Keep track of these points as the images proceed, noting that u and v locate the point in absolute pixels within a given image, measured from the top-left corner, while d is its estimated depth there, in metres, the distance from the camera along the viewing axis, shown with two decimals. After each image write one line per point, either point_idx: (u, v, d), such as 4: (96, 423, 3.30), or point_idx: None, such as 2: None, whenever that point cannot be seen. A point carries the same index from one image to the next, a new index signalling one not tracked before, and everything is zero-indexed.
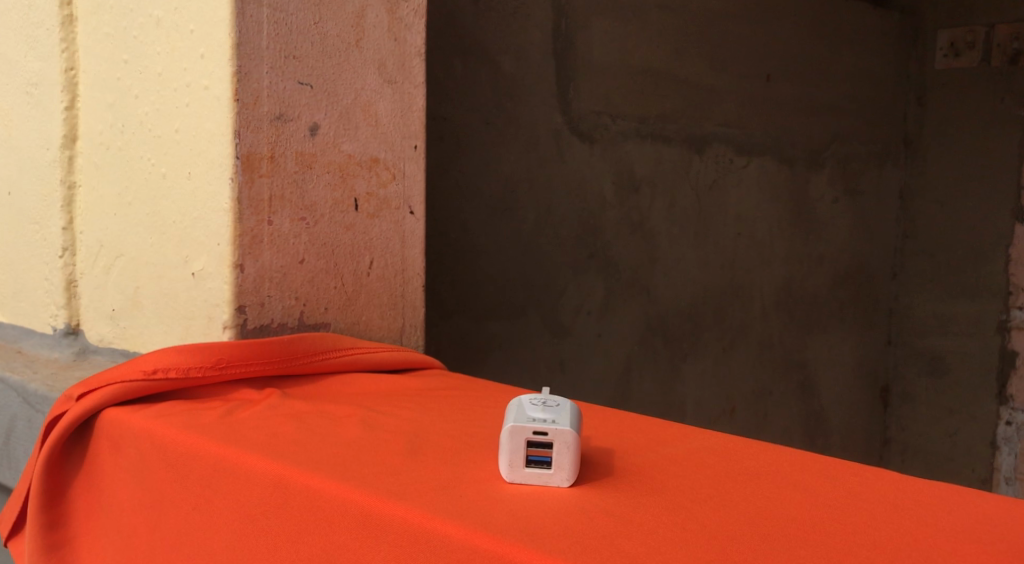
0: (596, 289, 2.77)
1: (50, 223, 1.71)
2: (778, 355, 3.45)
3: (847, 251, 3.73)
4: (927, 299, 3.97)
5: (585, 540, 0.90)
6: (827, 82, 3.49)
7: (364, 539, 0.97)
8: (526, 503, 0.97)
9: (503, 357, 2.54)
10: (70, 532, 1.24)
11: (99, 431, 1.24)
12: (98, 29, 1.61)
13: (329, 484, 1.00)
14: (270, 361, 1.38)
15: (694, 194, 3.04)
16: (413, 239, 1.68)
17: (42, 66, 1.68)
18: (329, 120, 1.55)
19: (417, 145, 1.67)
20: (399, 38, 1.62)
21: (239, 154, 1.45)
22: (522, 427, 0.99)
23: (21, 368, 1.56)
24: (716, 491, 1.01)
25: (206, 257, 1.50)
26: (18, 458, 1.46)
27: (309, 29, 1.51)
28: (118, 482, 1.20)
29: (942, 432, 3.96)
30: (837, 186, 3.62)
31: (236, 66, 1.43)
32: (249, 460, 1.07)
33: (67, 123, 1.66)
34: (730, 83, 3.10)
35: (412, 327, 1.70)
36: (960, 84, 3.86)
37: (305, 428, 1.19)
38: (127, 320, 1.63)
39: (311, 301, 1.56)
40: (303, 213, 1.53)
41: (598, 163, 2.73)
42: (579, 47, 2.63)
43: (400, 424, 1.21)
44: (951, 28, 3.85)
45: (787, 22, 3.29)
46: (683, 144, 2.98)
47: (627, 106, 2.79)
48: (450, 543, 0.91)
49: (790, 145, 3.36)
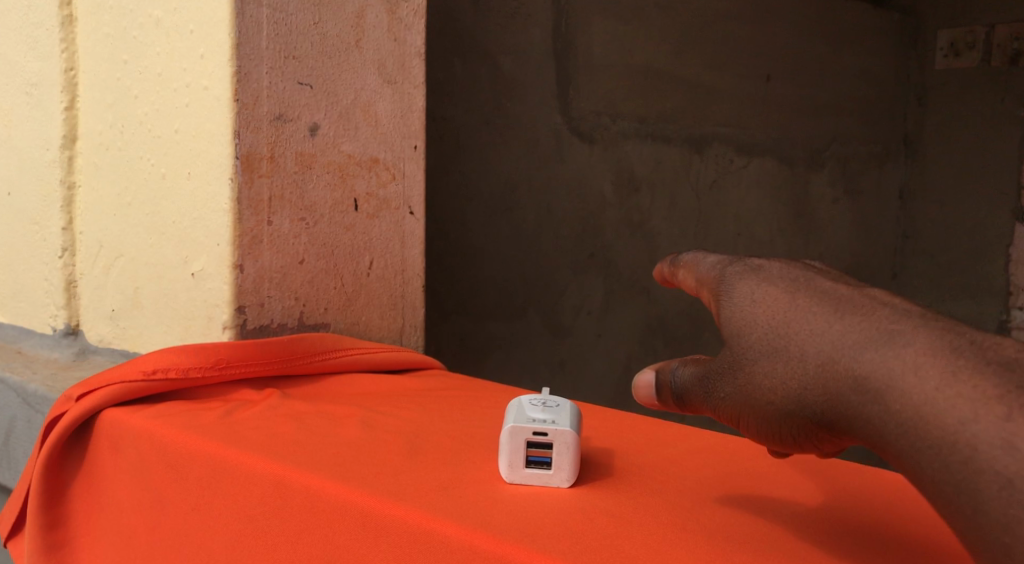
0: (596, 289, 2.77)
1: (50, 223, 1.71)
2: None
3: (847, 251, 3.73)
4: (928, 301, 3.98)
5: (586, 540, 0.89)
6: (827, 83, 3.48)
7: (364, 539, 0.96)
8: (526, 503, 0.97)
9: (503, 358, 2.55)
10: (70, 532, 1.24)
11: (99, 431, 1.24)
12: (98, 29, 1.61)
13: (329, 485, 1.00)
14: (271, 362, 1.38)
15: (694, 193, 3.04)
16: (412, 239, 1.69)
17: (42, 67, 1.68)
18: (329, 120, 1.55)
19: (417, 145, 1.67)
20: (399, 38, 1.63)
21: (239, 154, 1.44)
22: (514, 427, 0.99)
23: (21, 368, 1.56)
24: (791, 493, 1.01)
25: (206, 257, 1.50)
26: (18, 458, 1.46)
27: (309, 29, 1.51)
28: (119, 481, 1.20)
29: None
30: (837, 187, 3.62)
31: (236, 66, 1.42)
32: (249, 460, 1.07)
33: (67, 123, 1.66)
34: (730, 84, 3.09)
35: (412, 327, 1.70)
36: (960, 84, 3.86)
37: (305, 428, 1.19)
38: (127, 320, 1.63)
39: (311, 301, 1.56)
40: (303, 214, 1.53)
41: (598, 163, 2.73)
42: (579, 47, 2.62)
43: (400, 424, 1.21)
44: (951, 28, 3.85)
45: (787, 21, 3.28)
46: (683, 144, 2.98)
47: (627, 106, 2.79)
48: (450, 543, 0.91)
49: (790, 145, 3.37)
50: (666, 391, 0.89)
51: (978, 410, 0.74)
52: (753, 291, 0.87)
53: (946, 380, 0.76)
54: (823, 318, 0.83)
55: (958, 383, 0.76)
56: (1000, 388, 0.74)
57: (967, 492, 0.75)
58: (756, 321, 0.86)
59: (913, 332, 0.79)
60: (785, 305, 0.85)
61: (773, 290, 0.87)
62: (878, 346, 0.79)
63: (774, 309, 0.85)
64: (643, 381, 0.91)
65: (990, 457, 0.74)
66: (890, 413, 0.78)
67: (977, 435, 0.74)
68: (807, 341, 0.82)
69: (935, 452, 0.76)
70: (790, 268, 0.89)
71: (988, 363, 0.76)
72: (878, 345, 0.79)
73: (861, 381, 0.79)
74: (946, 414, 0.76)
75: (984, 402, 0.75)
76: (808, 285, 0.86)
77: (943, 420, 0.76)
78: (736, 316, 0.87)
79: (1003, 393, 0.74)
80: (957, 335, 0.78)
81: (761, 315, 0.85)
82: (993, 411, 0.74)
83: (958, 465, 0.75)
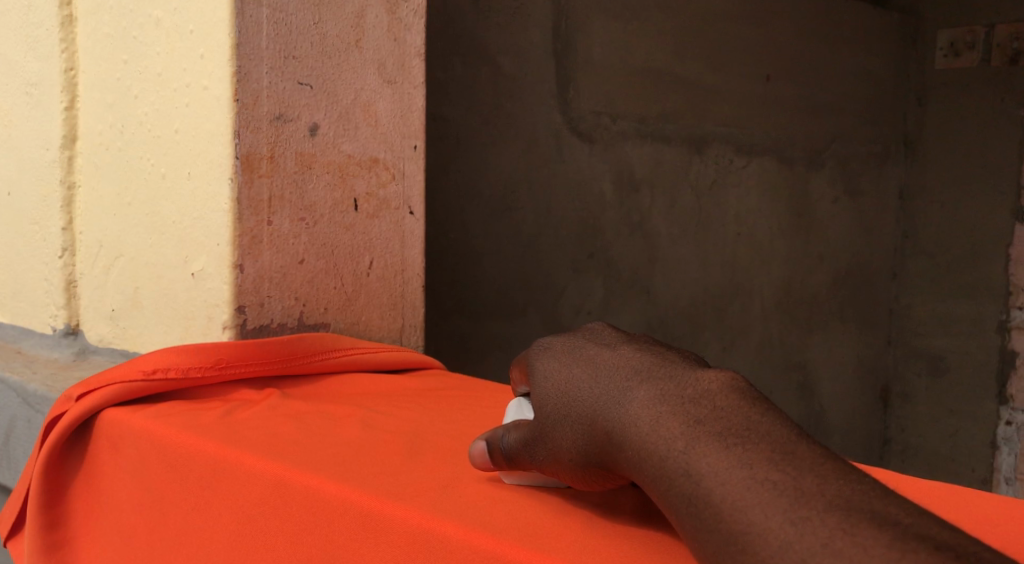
0: (596, 288, 2.77)
1: (50, 223, 1.71)
2: (778, 355, 3.47)
3: (847, 251, 3.74)
4: (927, 301, 3.98)
5: (583, 540, 0.89)
6: (828, 82, 3.49)
7: (365, 540, 0.96)
8: (526, 503, 0.97)
9: (503, 358, 2.55)
10: (69, 532, 1.24)
11: (99, 431, 1.24)
12: (98, 28, 1.61)
13: (330, 484, 1.00)
14: (269, 361, 1.38)
15: (694, 193, 3.05)
16: (412, 239, 1.69)
17: (42, 66, 1.68)
18: (329, 120, 1.55)
19: (417, 145, 1.67)
20: (399, 38, 1.63)
21: (239, 154, 1.45)
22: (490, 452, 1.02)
23: (21, 368, 1.56)
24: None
25: (206, 257, 1.50)
26: (18, 458, 1.46)
27: (309, 28, 1.51)
28: (119, 481, 1.20)
29: (942, 433, 3.98)
30: (838, 186, 3.62)
31: (236, 66, 1.42)
32: (250, 460, 1.07)
33: (66, 123, 1.66)
34: (731, 83, 3.09)
35: (412, 327, 1.70)
36: (960, 84, 3.86)
37: (305, 428, 1.19)
38: (127, 320, 1.63)
39: (310, 301, 1.56)
40: (302, 214, 1.54)
41: (598, 163, 2.73)
42: (578, 47, 2.62)
43: (400, 424, 1.21)
44: (950, 28, 3.85)
45: (788, 22, 3.28)
46: (683, 144, 2.98)
47: (627, 106, 2.79)
48: (449, 542, 0.91)
49: (790, 145, 3.37)
50: (487, 449, 0.98)
51: (672, 445, 0.83)
52: (545, 370, 0.98)
53: (650, 420, 0.86)
54: (591, 385, 0.93)
55: (671, 426, 0.84)
56: (688, 422, 0.84)
57: (669, 513, 0.82)
58: (538, 387, 0.97)
59: (638, 387, 0.89)
60: (557, 373, 0.96)
61: (551, 358, 0.99)
62: (618, 402, 0.89)
63: (550, 375, 0.97)
64: (476, 448, 0.99)
65: (681, 484, 0.81)
66: (626, 456, 0.87)
67: (672, 463, 0.82)
68: (577, 402, 0.93)
69: (650, 484, 0.84)
70: (575, 340, 1.01)
71: (682, 404, 0.86)
72: (614, 401, 0.89)
73: (608, 433, 0.89)
74: (652, 450, 0.84)
75: (676, 436, 0.83)
76: (578, 353, 0.98)
77: (650, 454, 0.84)
78: (534, 394, 0.97)
79: (689, 426, 0.83)
80: (665, 381, 0.88)
81: (548, 388, 0.96)
82: (679, 441, 0.83)
83: (660, 492, 0.83)
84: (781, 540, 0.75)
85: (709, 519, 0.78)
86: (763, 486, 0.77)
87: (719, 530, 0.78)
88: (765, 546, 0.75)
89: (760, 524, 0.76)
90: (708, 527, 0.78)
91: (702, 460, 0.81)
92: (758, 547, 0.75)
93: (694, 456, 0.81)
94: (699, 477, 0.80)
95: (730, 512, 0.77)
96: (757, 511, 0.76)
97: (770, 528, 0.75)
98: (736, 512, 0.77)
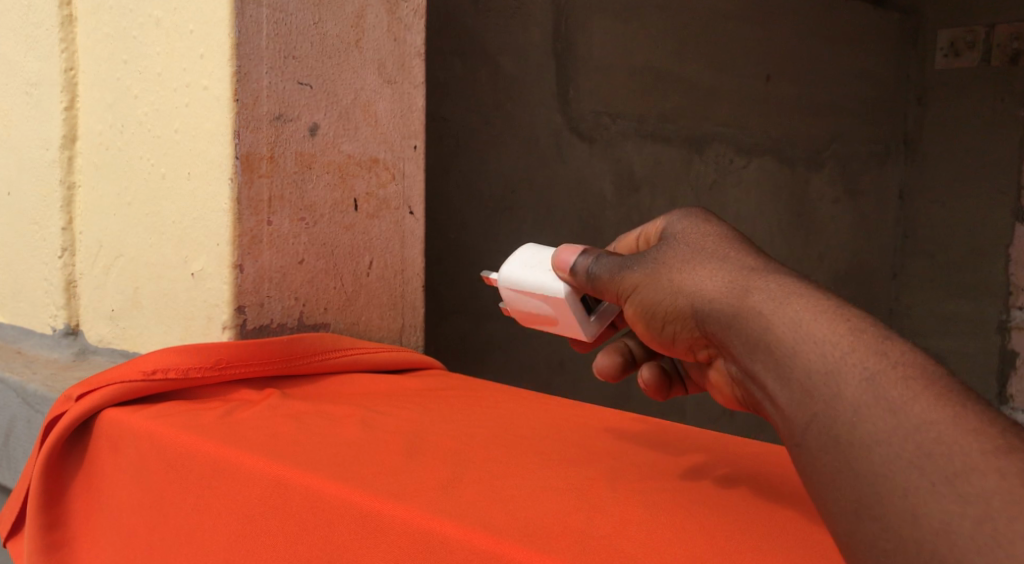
0: None
1: (50, 223, 1.71)
2: None
3: (847, 251, 3.74)
4: (927, 301, 3.99)
5: (585, 540, 0.89)
6: (827, 82, 3.49)
7: (365, 540, 0.96)
8: (527, 503, 0.96)
9: (502, 358, 2.55)
10: (69, 532, 1.24)
11: (99, 431, 1.24)
12: (98, 29, 1.61)
13: (329, 484, 1.00)
14: (271, 361, 1.38)
15: (694, 194, 3.04)
16: (412, 239, 1.69)
17: (42, 66, 1.68)
18: (329, 120, 1.55)
19: (417, 145, 1.68)
20: (399, 38, 1.63)
21: (239, 154, 1.44)
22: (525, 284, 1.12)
23: (21, 368, 1.56)
24: (727, 483, 1.04)
25: (206, 257, 1.50)
26: (18, 458, 1.46)
27: (309, 29, 1.51)
28: (118, 481, 1.20)
29: None
30: (837, 186, 3.62)
31: (235, 66, 1.42)
32: (250, 460, 1.07)
33: (66, 123, 1.66)
34: (731, 82, 3.10)
35: (412, 327, 1.70)
36: (959, 84, 3.86)
37: (304, 429, 1.19)
38: (126, 320, 1.63)
39: (310, 301, 1.56)
40: (302, 214, 1.53)
41: (598, 163, 2.73)
42: (579, 46, 2.62)
43: (400, 424, 1.21)
44: (950, 28, 3.85)
45: (788, 21, 3.28)
46: (683, 144, 2.98)
47: (627, 106, 2.78)
48: (449, 543, 0.90)
49: (790, 144, 3.37)
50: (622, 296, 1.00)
51: (870, 327, 0.85)
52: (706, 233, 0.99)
53: (846, 304, 0.88)
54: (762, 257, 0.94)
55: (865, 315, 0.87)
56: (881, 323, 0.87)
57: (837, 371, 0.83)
58: (705, 243, 0.98)
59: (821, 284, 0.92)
60: (729, 239, 0.98)
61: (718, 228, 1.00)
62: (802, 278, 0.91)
63: (714, 242, 0.97)
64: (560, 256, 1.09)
65: (870, 358, 0.83)
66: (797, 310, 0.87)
67: (866, 338, 0.84)
68: (750, 261, 0.94)
69: (821, 342, 0.85)
70: None
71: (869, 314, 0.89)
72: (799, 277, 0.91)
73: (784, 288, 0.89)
74: (845, 320, 0.85)
75: (875, 325, 0.86)
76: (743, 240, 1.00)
77: (846, 323, 0.85)
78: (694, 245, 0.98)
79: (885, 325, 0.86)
80: None
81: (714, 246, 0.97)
82: (879, 329, 0.85)
83: (839, 351, 0.84)
84: (1001, 445, 0.77)
85: (896, 400, 0.80)
86: (977, 404, 0.80)
87: (912, 412, 0.80)
88: (979, 444, 0.77)
89: (978, 425, 0.78)
90: (892, 407, 0.80)
91: (899, 351, 0.83)
92: (966, 443, 0.77)
93: (891, 344, 0.84)
94: (893, 361, 0.82)
95: (924, 402, 0.80)
96: (974, 416, 0.79)
97: (988, 431, 0.78)
98: (941, 408, 0.79)
